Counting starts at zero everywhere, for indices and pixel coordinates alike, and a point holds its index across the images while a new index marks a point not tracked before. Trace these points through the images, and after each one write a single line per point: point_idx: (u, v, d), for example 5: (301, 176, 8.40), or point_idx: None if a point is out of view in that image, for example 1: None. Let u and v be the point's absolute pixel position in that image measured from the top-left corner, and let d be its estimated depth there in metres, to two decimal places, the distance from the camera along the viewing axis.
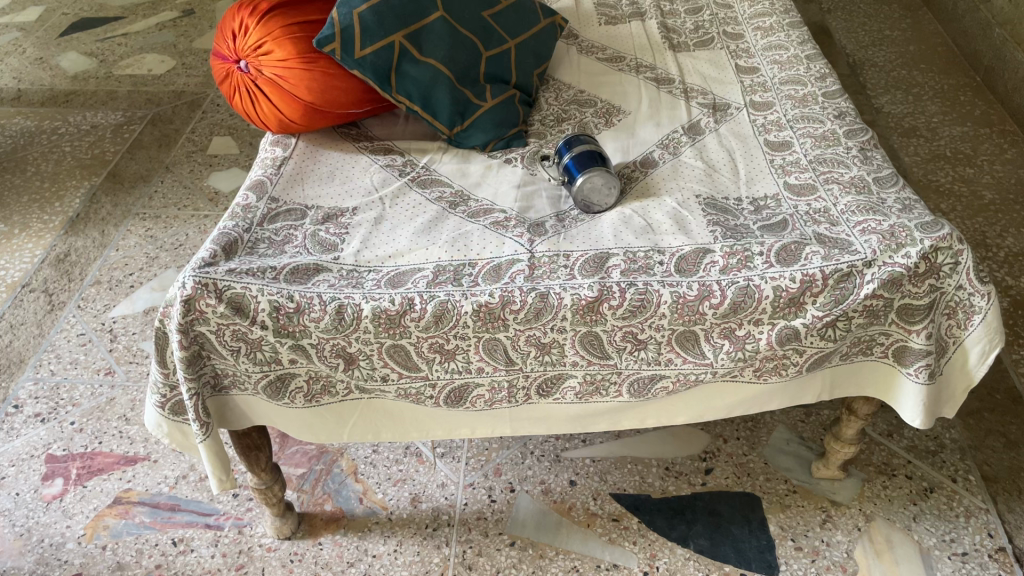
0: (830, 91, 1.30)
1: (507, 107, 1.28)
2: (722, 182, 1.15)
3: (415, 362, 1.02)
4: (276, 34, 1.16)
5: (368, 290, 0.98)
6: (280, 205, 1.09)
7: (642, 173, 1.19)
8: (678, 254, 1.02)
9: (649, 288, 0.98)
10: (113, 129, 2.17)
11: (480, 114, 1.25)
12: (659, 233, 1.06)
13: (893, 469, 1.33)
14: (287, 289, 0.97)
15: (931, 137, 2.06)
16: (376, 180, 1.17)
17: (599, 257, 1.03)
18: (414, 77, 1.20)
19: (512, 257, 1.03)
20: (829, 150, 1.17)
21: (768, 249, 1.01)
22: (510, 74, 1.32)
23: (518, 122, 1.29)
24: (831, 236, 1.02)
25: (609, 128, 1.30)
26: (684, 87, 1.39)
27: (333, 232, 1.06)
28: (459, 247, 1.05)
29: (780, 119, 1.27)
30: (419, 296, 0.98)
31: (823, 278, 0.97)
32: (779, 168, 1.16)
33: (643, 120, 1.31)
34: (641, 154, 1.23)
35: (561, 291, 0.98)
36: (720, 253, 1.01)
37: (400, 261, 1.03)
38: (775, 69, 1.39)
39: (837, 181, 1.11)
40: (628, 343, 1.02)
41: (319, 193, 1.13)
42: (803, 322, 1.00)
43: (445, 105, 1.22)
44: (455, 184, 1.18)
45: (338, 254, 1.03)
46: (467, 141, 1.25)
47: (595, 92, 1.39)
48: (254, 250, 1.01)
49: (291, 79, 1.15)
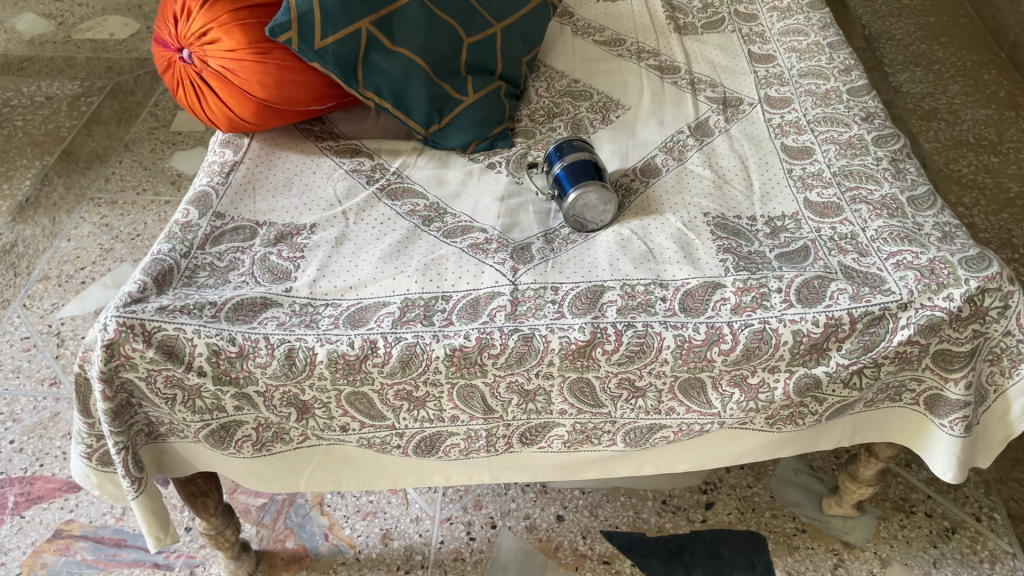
0: (856, 87, 1.15)
1: (491, 102, 1.14)
2: (733, 196, 1.01)
3: (379, 410, 0.89)
4: (223, 19, 0.99)
5: (323, 330, 0.85)
6: (226, 222, 0.95)
7: (643, 184, 1.05)
8: (684, 289, 0.88)
9: (650, 330, 0.85)
10: (70, 101, 2.00)
11: (461, 111, 1.11)
12: (661, 261, 0.92)
13: (911, 505, 1.21)
14: (228, 329, 0.83)
15: (953, 121, 1.91)
16: (339, 190, 1.03)
17: (592, 290, 0.89)
18: (384, 70, 1.05)
19: (491, 289, 0.89)
20: (856, 160, 1.02)
21: (788, 285, 0.87)
22: (496, 62, 1.16)
23: (503, 119, 1.15)
24: (860, 269, 0.89)
25: (606, 127, 1.15)
26: (691, 78, 1.24)
27: (287, 255, 0.92)
28: (432, 276, 0.91)
29: (799, 120, 1.12)
30: (383, 338, 0.84)
31: (852, 322, 0.84)
32: (799, 181, 1.02)
33: (644, 118, 1.16)
34: (641, 160, 1.09)
35: (548, 333, 0.85)
36: (732, 289, 0.88)
37: (362, 293, 0.89)
38: (793, 59, 1.24)
39: (866, 200, 0.97)
40: (623, 390, 0.89)
41: (273, 206, 0.98)
42: (826, 371, 0.86)
43: (420, 101, 1.08)
44: (429, 195, 1.04)
45: (290, 284, 0.89)
46: (445, 142, 1.11)
47: (591, 82, 1.24)
48: (192, 281, 0.87)
49: (243, 73, 1.00)
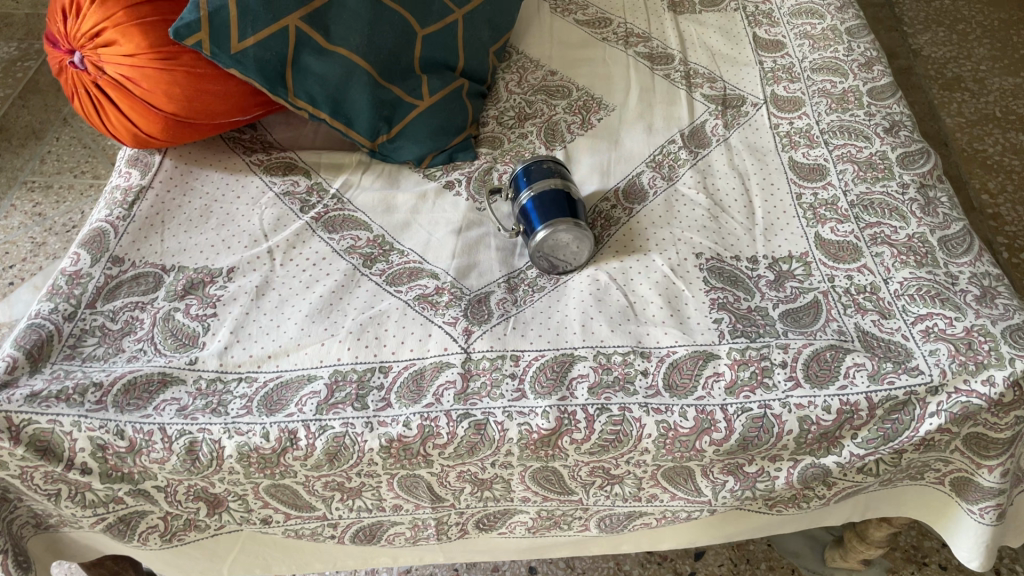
0: (877, 87, 0.98)
1: (451, 106, 0.97)
2: (731, 230, 0.86)
3: (307, 501, 0.75)
4: (118, 17, 0.82)
5: (232, 418, 0.70)
6: (124, 270, 0.80)
7: (626, 212, 0.89)
8: (669, 360, 0.73)
9: (627, 416, 0.70)
10: (4, 66, 1.82)
11: (414, 118, 0.94)
12: (644, 321, 0.77)
13: (923, 556, 1.08)
14: (115, 419, 0.69)
15: (978, 91, 1.73)
16: (265, 220, 0.87)
17: (559, 359, 0.74)
18: (318, 74, 0.88)
19: (438, 358, 0.74)
20: (878, 186, 0.86)
21: (794, 358, 0.72)
22: (458, 56, 0.99)
23: (466, 125, 0.98)
24: (881, 336, 0.74)
25: (585, 133, 0.99)
26: (686, 69, 1.07)
27: (194, 312, 0.77)
28: (368, 341, 0.75)
29: (811, 128, 0.96)
30: (304, 428, 0.69)
31: (870, 408, 0.70)
32: (810, 211, 0.87)
33: (630, 123, 1.00)
34: (624, 179, 0.93)
35: (504, 419, 0.70)
36: (727, 361, 0.73)
37: (283, 364, 0.74)
38: (805, 47, 1.07)
39: (888, 241, 0.81)
40: (596, 478, 0.74)
41: (184, 244, 0.83)
42: (837, 461, 0.72)
43: (363, 110, 0.91)
44: (374, 225, 0.88)
45: (196, 354, 0.74)
46: (396, 155, 0.94)
47: (570, 74, 1.07)
48: (77, 354, 0.73)
49: (145, 83, 0.83)
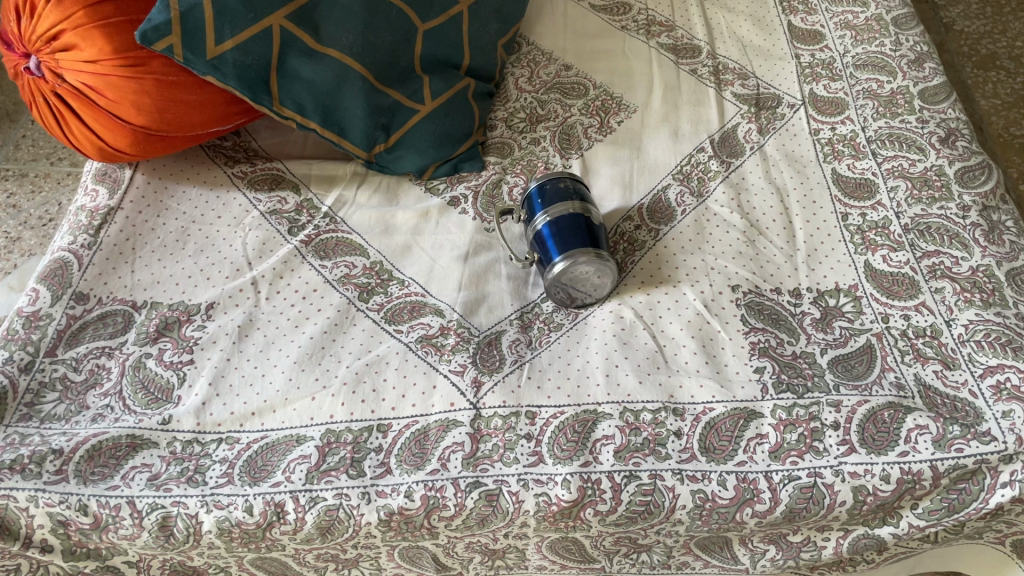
0: (930, 88, 0.88)
1: (455, 111, 0.87)
2: (770, 257, 0.77)
3: (297, 570, 0.68)
4: (77, 18, 0.71)
5: (210, 489, 0.62)
6: (89, 308, 0.71)
7: (651, 234, 0.80)
8: (705, 419, 0.65)
9: (659, 484, 0.62)
10: None
11: (414, 125, 0.85)
12: (675, 370, 0.68)
13: None
14: (77, 492, 0.60)
15: (1014, 70, 1.62)
16: (249, 245, 0.78)
17: (581, 416, 0.65)
18: (306, 79, 0.78)
19: (443, 415, 0.66)
20: (935, 208, 0.77)
21: (847, 419, 0.64)
22: (463, 52, 0.89)
23: (472, 132, 0.88)
24: (945, 392, 0.65)
25: (604, 139, 0.90)
26: (715, 64, 0.97)
27: (168, 359, 0.69)
28: (365, 394, 0.67)
29: (856, 135, 0.86)
30: (293, 500, 0.61)
31: (935, 478, 0.61)
32: (858, 236, 0.78)
33: (653, 128, 0.90)
34: (649, 194, 0.84)
35: (519, 488, 0.62)
36: (772, 420, 0.64)
37: (268, 422, 0.65)
38: (847, 39, 0.97)
39: (950, 274, 0.72)
40: (620, 547, 0.67)
41: (157, 276, 0.74)
42: (893, 533, 0.64)
43: (357, 118, 0.81)
44: (370, 250, 0.79)
45: (170, 411, 0.65)
46: (394, 166, 0.85)
47: (587, 69, 0.97)
48: (36, 413, 0.65)
49: (110, 93, 0.73)
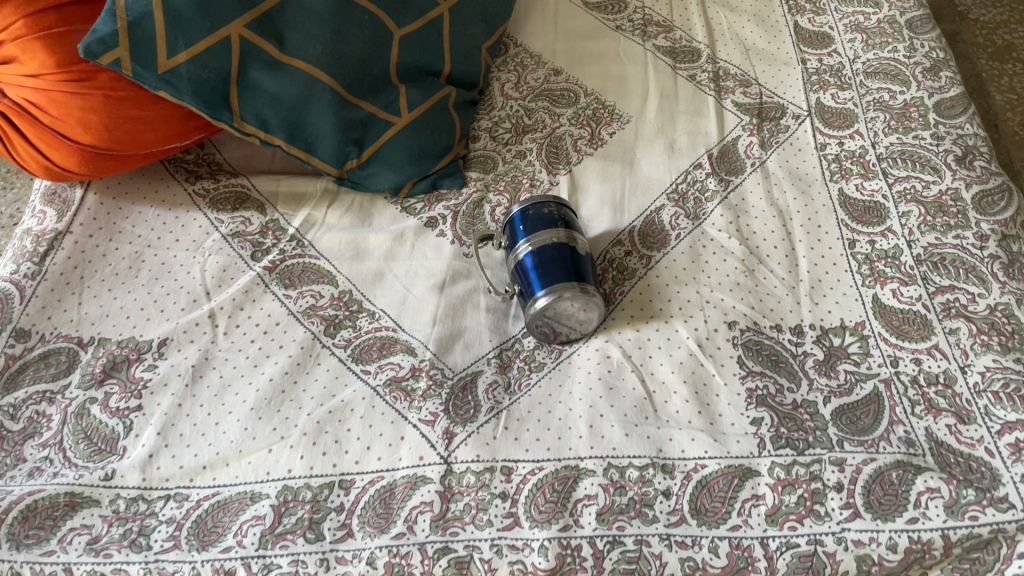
0: (946, 100, 0.82)
1: (434, 123, 0.81)
2: (770, 289, 0.71)
3: None
4: (15, 27, 0.65)
5: (154, 554, 0.56)
6: (30, 347, 0.66)
7: (643, 261, 0.74)
8: (697, 478, 0.59)
9: (645, 551, 0.56)
10: None
11: (389, 139, 0.78)
12: (665, 421, 0.62)
13: None
14: (8, 559, 0.55)
15: None
16: (208, 272, 0.72)
17: (561, 473, 0.60)
18: (270, 93, 0.72)
19: (411, 470, 0.60)
20: (950, 237, 0.71)
21: (851, 479, 0.58)
22: (443, 59, 0.82)
23: (452, 145, 0.82)
24: (959, 450, 0.60)
25: (594, 152, 0.83)
26: (716, 69, 0.90)
27: (114, 405, 0.63)
28: (326, 446, 0.61)
29: (865, 152, 0.80)
30: (244, 567, 0.56)
31: (946, 547, 0.55)
32: (866, 266, 0.72)
33: (647, 141, 0.84)
34: (641, 215, 0.78)
35: (491, 555, 0.56)
36: (770, 480, 0.59)
37: (221, 478, 0.60)
38: (858, 44, 0.90)
39: (966, 313, 0.66)
40: None
41: (106, 308, 0.69)
42: None
43: (326, 133, 0.75)
44: (339, 278, 0.73)
45: (114, 465, 0.60)
46: (368, 183, 0.79)
47: (577, 73, 0.90)
48: None
49: (53, 110, 0.67)
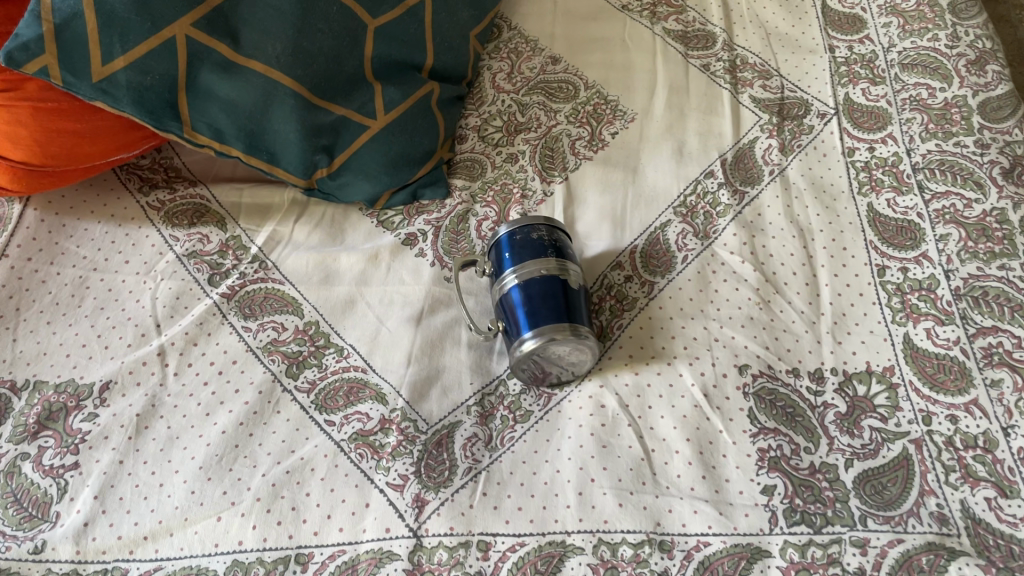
0: (992, 100, 0.72)
1: (414, 125, 0.72)
2: (787, 325, 0.63)
3: None
4: None
5: None
6: None
7: (644, 288, 0.66)
8: (701, 559, 0.52)
9: None
10: None
11: (363, 145, 0.70)
12: (665, 489, 0.55)
13: None
14: None
15: None
16: (160, 301, 0.65)
17: (545, 551, 0.53)
18: (225, 99, 0.64)
19: (376, 544, 0.53)
20: (994, 266, 0.63)
21: (875, 564, 0.51)
22: (425, 51, 0.73)
23: (436, 149, 0.74)
24: (1000, 530, 0.52)
25: (594, 156, 0.75)
26: (732, 57, 0.81)
27: (48, 462, 0.57)
28: (281, 514, 0.54)
29: (899, 160, 0.71)
30: None
31: None
32: (897, 299, 0.64)
33: (653, 144, 0.75)
34: (644, 233, 0.70)
35: None
36: (783, 562, 0.51)
37: (164, 550, 0.53)
38: (893, 30, 0.81)
39: (1010, 362, 0.58)
40: None
41: (44, 345, 0.62)
42: None
43: (291, 142, 0.67)
44: (305, 306, 0.66)
45: (44, 534, 0.54)
46: (340, 194, 0.71)
47: (577, 62, 0.82)
48: None
49: None
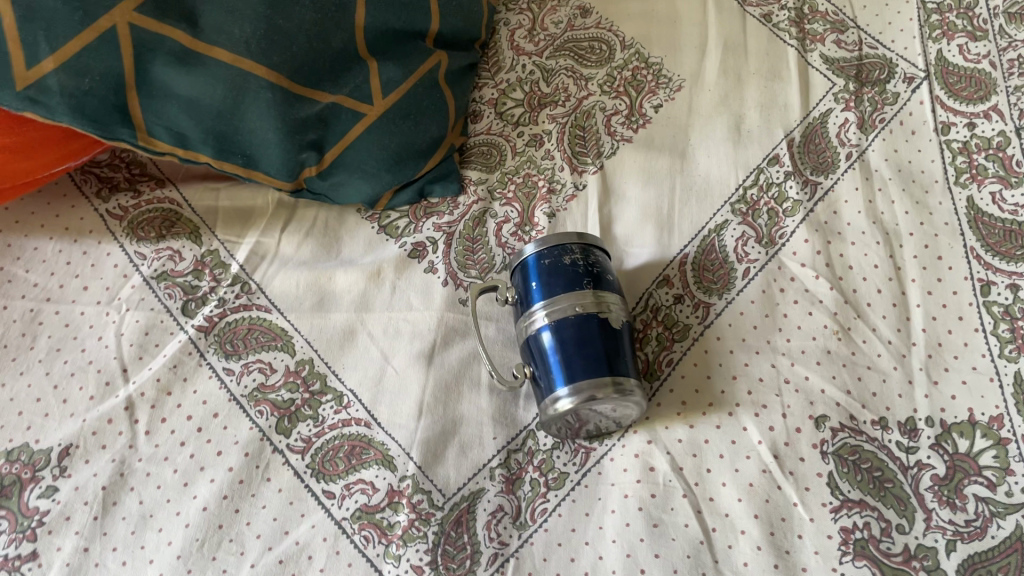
0: None
1: (418, 109, 0.60)
2: (872, 361, 0.53)
3: None
4: None
5: None
6: None
7: (697, 312, 0.56)
8: None
9: None
10: None
11: (357, 138, 0.58)
12: None
13: None
14: None
15: None
16: (126, 340, 0.55)
17: None
18: (184, 97, 0.52)
19: None
20: None
21: None
22: (428, 16, 0.60)
23: (445, 134, 0.62)
24: None
25: (635, 137, 0.63)
26: (800, 5, 0.69)
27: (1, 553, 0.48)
28: None
29: (1008, 141, 0.58)
30: None
31: None
32: (1005, 327, 0.53)
33: (704, 121, 0.63)
34: (696, 240, 0.58)
35: None
36: None
37: None
38: None
39: None
40: None
41: None
42: None
43: (269, 142, 0.55)
44: (296, 341, 0.56)
45: None
46: (334, 195, 0.60)
47: (613, 14, 0.71)
48: None
49: None
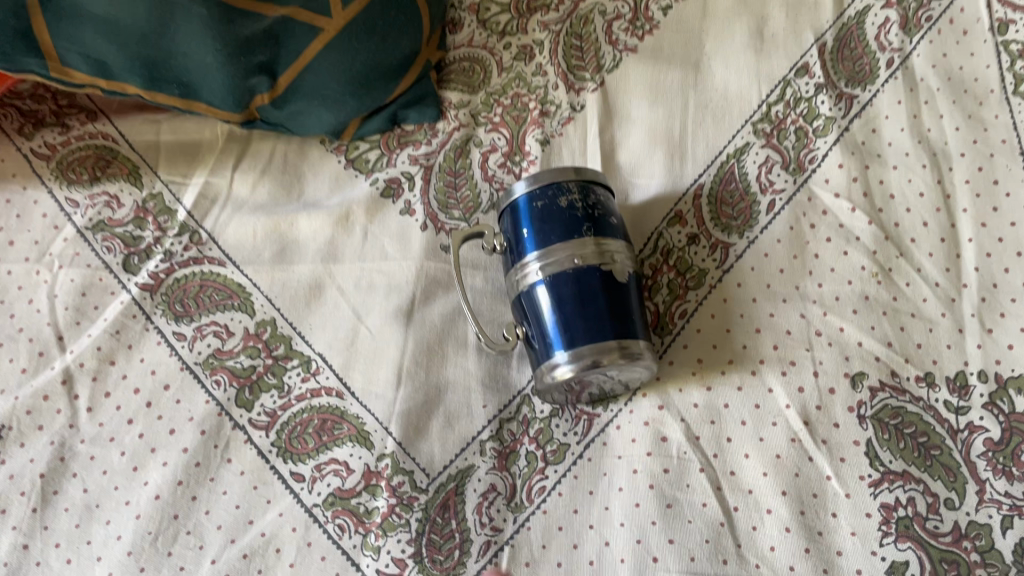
0: None
1: (388, 22, 0.49)
2: (917, 307, 0.45)
3: None
4: None
5: None
6: None
7: (713, 253, 0.49)
8: None
9: None
10: None
11: (316, 57, 0.48)
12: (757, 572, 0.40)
13: None
14: None
15: None
16: (61, 304, 0.48)
17: None
18: (101, 17, 0.43)
19: None
20: None
21: None
22: None
23: (420, 50, 0.53)
24: None
25: (640, 46, 0.55)
26: None
27: None
28: None
29: None
30: None
31: None
32: None
33: (721, 23, 0.55)
34: (713, 167, 0.51)
35: None
36: None
37: None
38: None
39: None
40: None
41: None
42: None
43: (209, 67, 0.46)
44: (255, 298, 0.49)
45: None
46: (295, 125, 0.52)
47: None
48: None
49: None
